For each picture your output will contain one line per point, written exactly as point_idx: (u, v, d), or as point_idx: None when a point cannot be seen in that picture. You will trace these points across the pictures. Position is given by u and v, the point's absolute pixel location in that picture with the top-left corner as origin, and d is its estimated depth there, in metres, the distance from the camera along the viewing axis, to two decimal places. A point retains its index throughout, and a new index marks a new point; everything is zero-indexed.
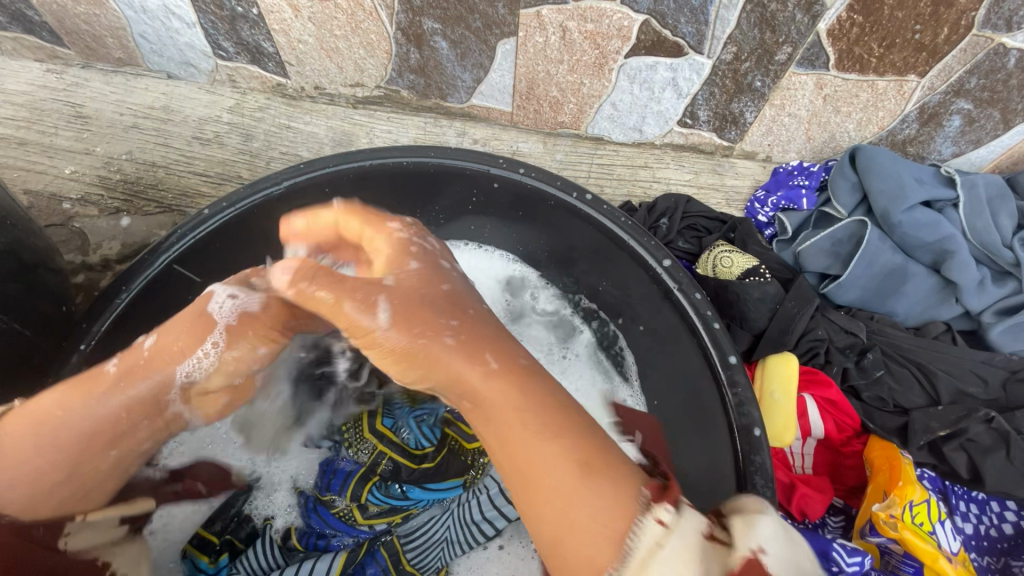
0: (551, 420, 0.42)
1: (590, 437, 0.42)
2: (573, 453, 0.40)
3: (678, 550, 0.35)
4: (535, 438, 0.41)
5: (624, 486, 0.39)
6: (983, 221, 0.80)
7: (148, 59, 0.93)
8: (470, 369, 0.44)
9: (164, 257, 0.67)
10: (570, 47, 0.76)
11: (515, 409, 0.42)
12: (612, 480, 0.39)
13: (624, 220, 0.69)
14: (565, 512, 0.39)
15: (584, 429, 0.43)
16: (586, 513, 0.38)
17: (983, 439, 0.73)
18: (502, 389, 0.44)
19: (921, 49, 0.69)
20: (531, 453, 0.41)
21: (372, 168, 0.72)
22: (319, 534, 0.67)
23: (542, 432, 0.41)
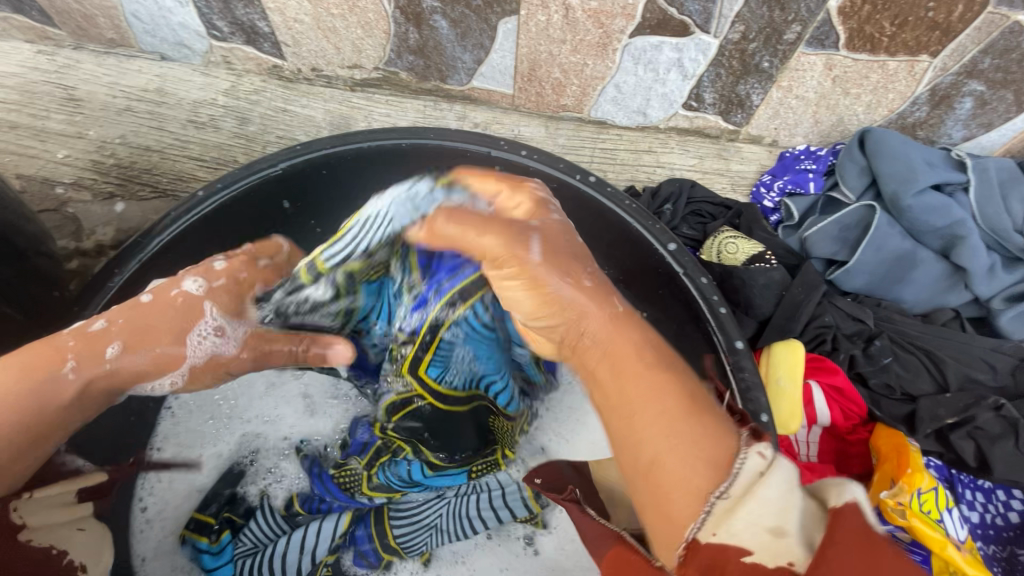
0: (656, 359, 0.41)
1: (688, 381, 0.40)
2: (673, 388, 0.39)
3: (778, 487, 0.32)
4: (640, 371, 0.40)
5: (720, 428, 0.37)
6: (993, 205, 0.78)
7: (141, 40, 0.91)
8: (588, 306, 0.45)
9: (157, 240, 0.66)
10: (574, 26, 0.74)
11: (625, 344, 0.42)
12: (714, 421, 0.37)
13: (628, 203, 0.67)
14: (661, 447, 0.36)
15: (682, 374, 0.41)
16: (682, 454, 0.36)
17: (992, 427, 0.72)
18: (611, 325, 0.44)
19: (934, 27, 0.67)
20: (630, 391, 0.39)
21: (371, 150, 0.71)
22: (319, 499, 0.74)
23: (646, 369, 0.40)
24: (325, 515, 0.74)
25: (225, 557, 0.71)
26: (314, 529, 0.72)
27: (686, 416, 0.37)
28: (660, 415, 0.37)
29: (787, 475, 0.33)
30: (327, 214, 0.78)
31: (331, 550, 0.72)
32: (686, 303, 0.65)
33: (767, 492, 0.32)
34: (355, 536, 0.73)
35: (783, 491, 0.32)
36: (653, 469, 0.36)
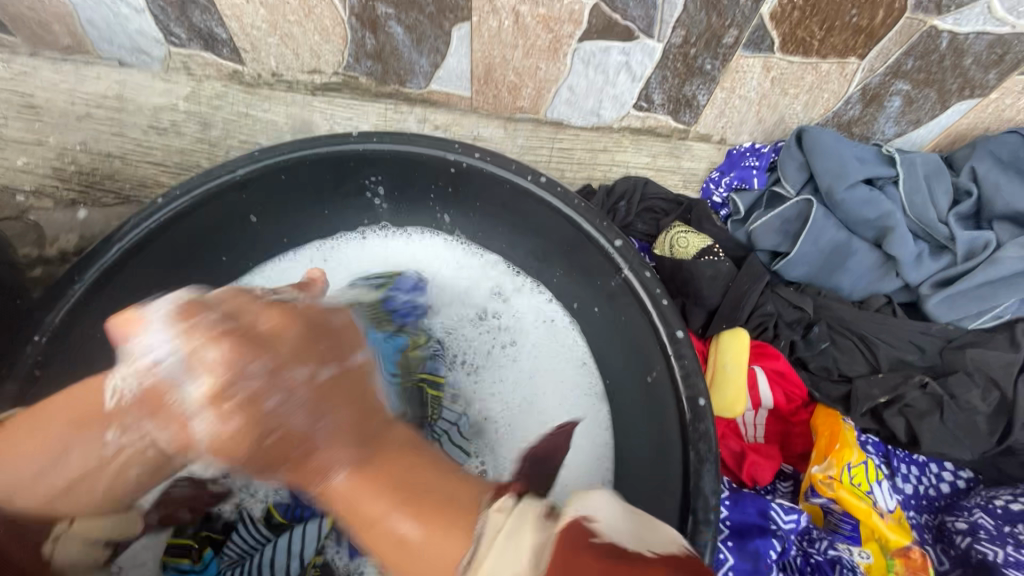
0: (408, 491, 0.44)
1: (440, 472, 0.46)
2: (415, 516, 0.42)
3: (515, 530, 0.39)
4: (382, 493, 0.43)
5: (457, 517, 0.42)
6: (921, 196, 0.84)
7: (98, 47, 0.90)
8: (312, 401, 0.46)
9: (118, 247, 0.67)
10: (525, 32, 0.77)
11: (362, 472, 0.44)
12: (449, 517, 0.42)
13: (577, 203, 0.70)
14: (424, 563, 0.41)
15: (434, 469, 0.46)
16: (419, 540, 0.41)
17: (919, 404, 0.77)
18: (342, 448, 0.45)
19: (860, 31, 0.71)
20: (363, 506, 0.43)
21: (330, 154, 0.73)
22: (302, 506, 0.71)
23: (385, 483, 0.44)
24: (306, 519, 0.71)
25: (212, 571, 0.68)
26: (298, 531, 0.70)
27: (416, 516, 0.42)
28: (398, 536, 0.42)
29: (524, 513, 0.40)
30: (290, 218, 0.81)
31: (319, 551, 0.70)
32: (631, 297, 0.68)
33: (505, 550, 0.38)
34: (346, 531, 0.71)
35: (521, 527, 0.39)
36: (425, 566, 0.41)
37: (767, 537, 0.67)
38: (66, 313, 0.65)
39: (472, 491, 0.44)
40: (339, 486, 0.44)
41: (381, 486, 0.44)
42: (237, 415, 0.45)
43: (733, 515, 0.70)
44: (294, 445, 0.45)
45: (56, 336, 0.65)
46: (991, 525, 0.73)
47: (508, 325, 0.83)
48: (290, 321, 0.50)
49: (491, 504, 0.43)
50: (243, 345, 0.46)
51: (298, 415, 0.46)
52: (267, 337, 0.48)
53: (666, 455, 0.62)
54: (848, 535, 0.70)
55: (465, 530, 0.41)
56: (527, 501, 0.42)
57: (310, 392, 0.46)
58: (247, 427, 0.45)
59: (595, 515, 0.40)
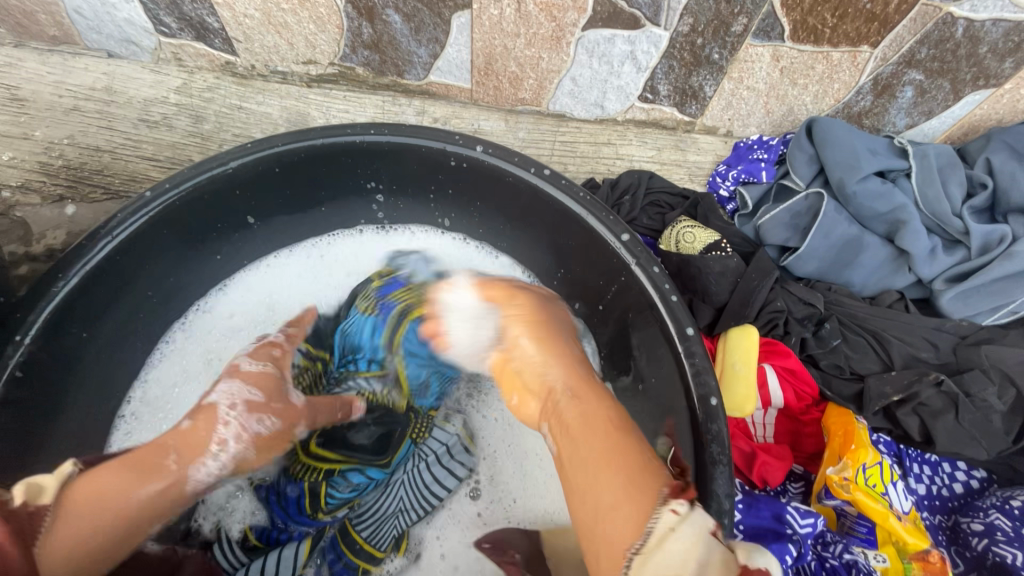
0: (612, 449, 0.48)
1: (634, 450, 0.48)
2: (612, 470, 0.47)
3: (688, 535, 0.40)
4: (599, 437, 0.50)
5: (644, 494, 0.44)
6: (934, 190, 0.81)
7: (86, 37, 0.88)
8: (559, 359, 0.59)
9: (105, 243, 0.64)
10: (527, 20, 0.74)
11: (579, 412, 0.53)
12: (644, 483, 0.45)
13: (583, 195, 0.68)
14: (597, 494, 0.46)
15: (632, 444, 0.49)
16: (609, 483, 0.46)
17: (934, 402, 0.75)
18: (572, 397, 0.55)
19: (873, 18, 0.69)
20: (588, 441, 0.50)
21: (326, 147, 0.70)
22: (280, 529, 0.69)
23: (598, 441, 0.49)
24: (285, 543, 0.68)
25: None
26: (273, 557, 0.66)
27: (624, 482, 0.45)
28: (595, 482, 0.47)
29: (698, 522, 0.41)
30: (287, 215, 0.79)
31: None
32: (640, 292, 0.66)
33: (675, 543, 0.39)
34: (325, 560, 0.68)
35: (691, 539, 0.40)
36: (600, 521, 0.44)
37: (783, 541, 0.65)
38: (49, 314, 0.61)
39: (653, 479, 0.46)
40: (572, 399, 0.54)
41: (598, 426, 0.51)
42: (539, 336, 0.61)
43: (747, 519, 0.68)
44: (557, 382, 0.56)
45: (42, 337, 0.61)
46: (1008, 526, 0.70)
47: None
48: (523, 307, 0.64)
49: (667, 503, 0.43)
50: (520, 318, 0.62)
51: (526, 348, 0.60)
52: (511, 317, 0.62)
53: (677, 453, 0.60)
54: (864, 538, 0.68)
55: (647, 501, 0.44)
56: (699, 511, 0.42)
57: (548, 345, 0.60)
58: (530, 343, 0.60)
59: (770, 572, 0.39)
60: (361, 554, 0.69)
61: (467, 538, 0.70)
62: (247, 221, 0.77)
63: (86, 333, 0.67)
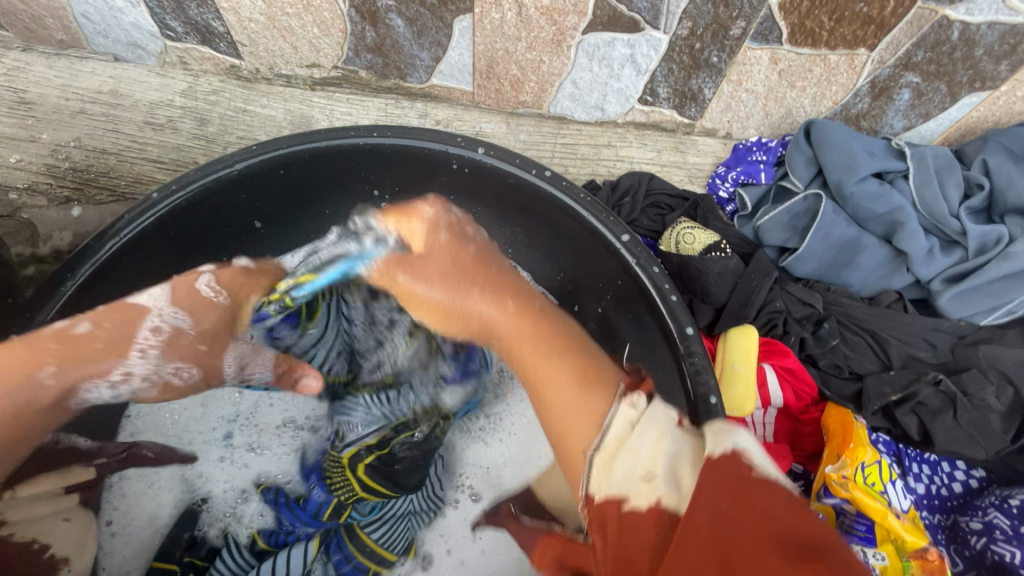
0: (555, 348, 0.54)
1: (586, 365, 0.53)
2: (574, 377, 0.51)
3: (650, 449, 0.39)
4: (541, 356, 0.53)
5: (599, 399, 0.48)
6: (931, 191, 0.82)
7: (94, 41, 0.89)
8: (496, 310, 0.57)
9: (112, 243, 0.65)
10: (528, 23, 0.75)
11: (535, 342, 0.55)
12: (601, 393, 0.48)
13: (583, 197, 0.69)
14: (550, 404, 0.51)
15: (582, 360, 0.54)
16: (561, 391, 0.50)
17: (932, 401, 0.75)
18: (521, 326, 0.56)
19: (869, 22, 0.70)
20: (540, 365, 0.53)
21: (329, 149, 0.71)
22: (286, 531, 0.69)
23: (549, 351, 0.54)
24: (291, 545, 0.68)
25: None
26: (283, 556, 0.66)
27: (579, 394, 0.49)
28: (556, 391, 0.50)
29: (656, 413, 0.42)
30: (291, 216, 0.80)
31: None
32: (640, 292, 0.66)
33: (638, 444, 0.40)
34: (331, 560, 0.67)
35: (648, 430, 0.40)
36: (569, 434, 0.48)
37: None
38: (58, 312, 0.62)
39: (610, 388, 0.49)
40: (511, 331, 0.56)
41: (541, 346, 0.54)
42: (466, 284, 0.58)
43: None
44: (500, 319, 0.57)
45: None
46: (1006, 525, 0.71)
47: None
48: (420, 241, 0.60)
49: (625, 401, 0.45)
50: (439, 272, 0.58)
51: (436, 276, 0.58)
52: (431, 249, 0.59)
53: None
54: (863, 536, 0.68)
55: (602, 401, 0.47)
56: (661, 406, 0.42)
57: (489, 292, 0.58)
58: (448, 287, 0.58)
59: (749, 450, 0.35)
60: (372, 558, 0.67)
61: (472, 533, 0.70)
62: (254, 225, 0.78)
63: None
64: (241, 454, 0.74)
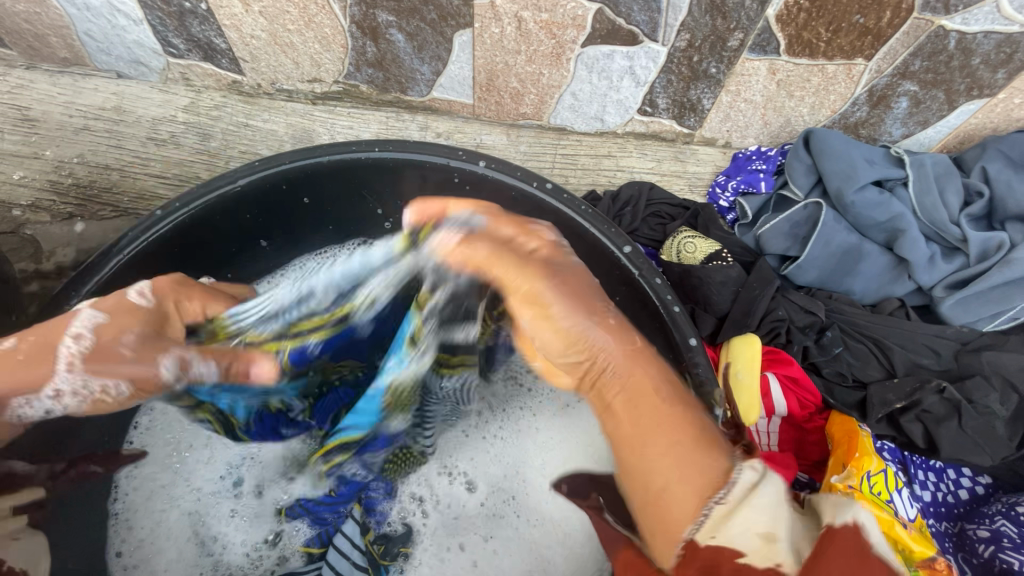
0: (674, 396, 0.49)
1: (703, 428, 0.47)
2: (682, 435, 0.46)
3: (765, 506, 0.41)
4: (660, 412, 0.47)
5: (712, 466, 0.44)
6: (931, 198, 0.82)
7: (96, 59, 0.90)
8: (596, 325, 0.51)
9: (116, 261, 0.65)
10: (528, 37, 0.76)
11: (646, 377, 0.50)
12: (708, 458, 0.44)
13: (585, 209, 0.69)
14: (656, 459, 0.45)
15: (688, 410, 0.48)
16: (665, 452, 0.45)
17: (937, 409, 0.75)
18: (624, 352, 0.51)
19: (866, 32, 0.70)
20: (643, 445, 0.46)
21: (333, 163, 0.71)
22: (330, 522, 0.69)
23: (665, 406, 0.48)
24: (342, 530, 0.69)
25: None
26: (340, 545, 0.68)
27: (699, 473, 0.43)
28: (662, 455, 0.45)
29: (774, 484, 0.43)
30: (294, 231, 0.80)
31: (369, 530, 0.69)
32: (643, 304, 0.67)
33: (752, 510, 0.41)
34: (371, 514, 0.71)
35: (765, 498, 0.42)
36: (660, 502, 0.44)
37: None
38: None
39: (717, 454, 0.45)
40: (615, 356, 0.51)
41: (658, 410, 0.48)
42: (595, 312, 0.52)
43: None
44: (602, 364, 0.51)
45: None
46: (1014, 533, 0.71)
47: None
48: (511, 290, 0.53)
49: (739, 466, 0.44)
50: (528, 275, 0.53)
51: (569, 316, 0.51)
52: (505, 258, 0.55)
53: None
54: None
55: (718, 474, 0.43)
56: (773, 477, 0.43)
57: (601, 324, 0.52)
58: (576, 300, 0.52)
59: (864, 525, 0.40)
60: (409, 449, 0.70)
61: (485, 534, 0.71)
62: (259, 242, 0.78)
63: None
64: (249, 500, 0.72)
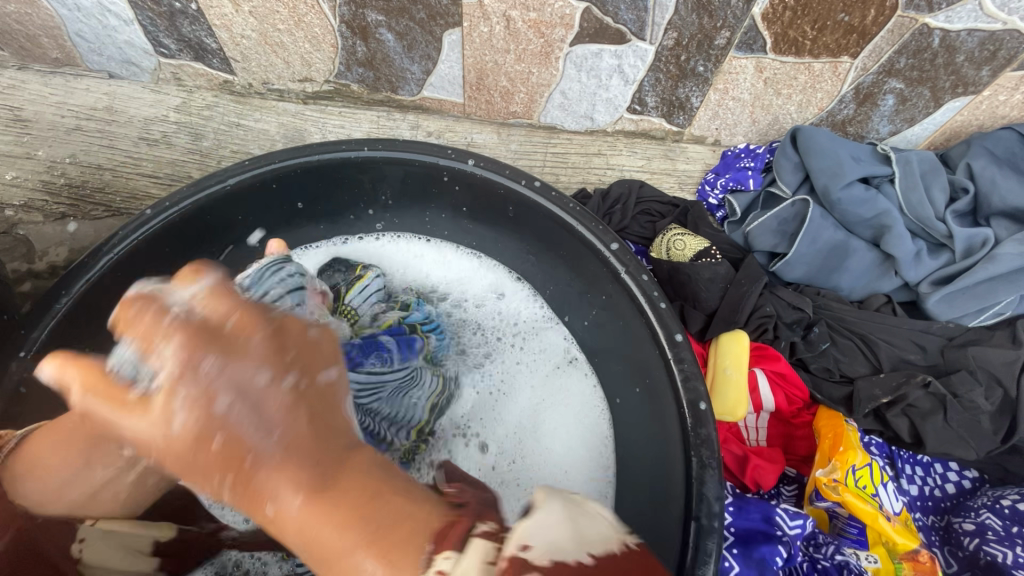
0: (342, 502, 0.32)
1: (395, 520, 0.31)
2: (365, 534, 0.31)
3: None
4: (327, 527, 0.31)
5: (414, 542, 0.30)
6: (917, 195, 0.83)
7: (88, 59, 0.90)
8: (234, 426, 0.33)
9: (106, 259, 0.66)
10: (516, 36, 0.77)
11: (307, 498, 0.32)
12: (408, 542, 0.30)
13: (572, 207, 0.69)
14: (342, 573, 0.30)
15: (381, 513, 0.32)
16: (353, 565, 0.30)
17: (922, 404, 0.76)
18: (287, 472, 0.32)
19: (851, 31, 0.71)
20: (318, 537, 0.31)
21: (322, 162, 0.72)
22: None
23: (343, 519, 0.31)
24: None
25: None
26: None
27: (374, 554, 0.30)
28: (354, 567, 0.30)
29: (476, 553, 0.29)
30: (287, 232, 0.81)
31: None
32: (630, 301, 0.67)
33: None
34: None
35: (455, 571, 0.28)
36: None
37: (773, 543, 0.67)
38: (54, 329, 0.63)
39: (425, 521, 0.32)
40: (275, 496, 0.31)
41: (339, 516, 0.31)
42: (194, 399, 0.33)
43: (737, 522, 0.70)
44: (244, 458, 0.32)
45: (43, 352, 0.63)
46: (998, 525, 0.71)
47: (476, 295, 0.83)
48: (219, 311, 0.37)
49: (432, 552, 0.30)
50: (198, 337, 0.34)
51: (233, 393, 0.34)
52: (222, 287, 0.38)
53: (669, 459, 0.62)
54: (855, 539, 0.69)
55: (409, 555, 0.30)
56: (478, 537, 0.31)
57: (226, 411, 0.33)
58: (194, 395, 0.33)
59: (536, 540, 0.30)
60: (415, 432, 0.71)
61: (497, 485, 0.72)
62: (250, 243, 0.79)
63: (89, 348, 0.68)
64: None
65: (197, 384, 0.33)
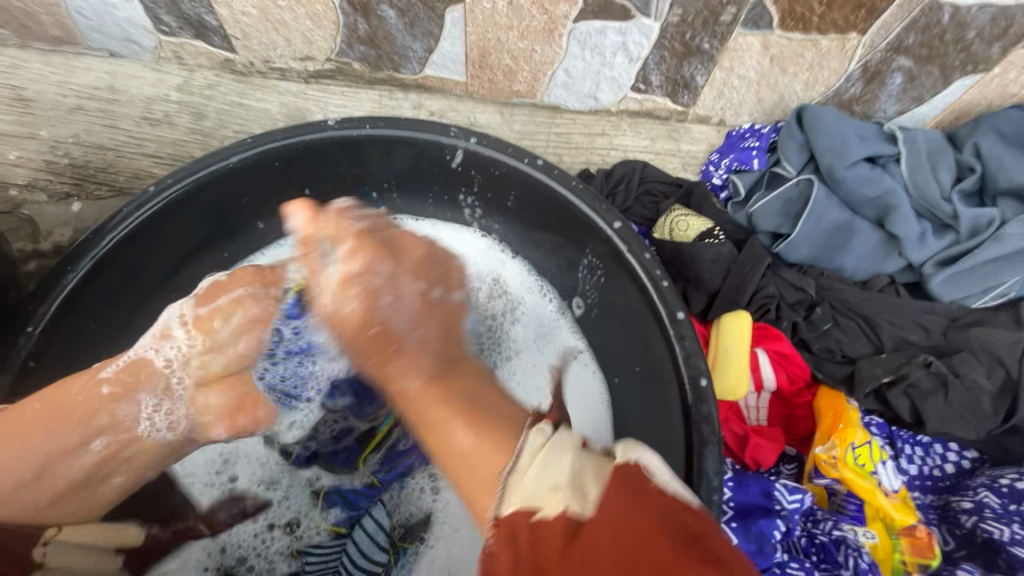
0: (478, 413, 0.49)
1: (500, 418, 0.48)
2: (483, 432, 0.46)
3: (558, 466, 0.40)
4: (461, 425, 0.47)
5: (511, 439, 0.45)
6: (923, 174, 0.82)
7: (88, 36, 0.88)
8: (404, 329, 0.60)
9: (111, 237, 0.66)
10: (519, 13, 0.76)
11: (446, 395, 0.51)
12: (502, 437, 0.45)
13: (575, 185, 0.69)
14: (472, 466, 0.44)
15: (495, 413, 0.49)
16: (480, 459, 0.44)
17: (924, 384, 0.76)
18: (432, 394, 0.52)
19: (859, 6, 0.70)
20: (452, 435, 0.47)
21: (325, 140, 0.72)
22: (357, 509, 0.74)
23: (469, 415, 0.48)
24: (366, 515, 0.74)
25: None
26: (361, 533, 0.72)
27: (475, 432, 0.46)
28: (458, 446, 0.46)
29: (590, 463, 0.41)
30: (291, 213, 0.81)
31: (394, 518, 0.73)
32: (632, 279, 0.67)
33: (540, 474, 0.41)
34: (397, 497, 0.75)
35: (555, 458, 0.41)
36: (477, 478, 0.43)
37: (771, 517, 0.68)
38: (61, 305, 0.64)
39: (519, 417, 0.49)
40: (418, 393, 0.53)
41: (455, 403, 0.51)
42: (364, 311, 0.62)
43: (737, 496, 0.71)
44: (392, 344, 0.59)
45: (51, 326, 0.64)
46: (996, 503, 0.72)
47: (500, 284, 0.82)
48: (402, 258, 0.64)
49: (532, 428, 0.45)
50: (383, 251, 0.63)
51: (399, 318, 0.61)
52: (361, 271, 0.62)
53: (669, 435, 0.62)
54: (853, 516, 0.70)
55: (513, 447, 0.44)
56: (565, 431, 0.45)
57: (414, 305, 0.62)
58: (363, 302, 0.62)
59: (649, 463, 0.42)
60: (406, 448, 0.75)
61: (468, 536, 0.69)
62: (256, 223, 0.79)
63: (94, 323, 0.69)
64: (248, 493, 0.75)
65: (366, 282, 0.62)
